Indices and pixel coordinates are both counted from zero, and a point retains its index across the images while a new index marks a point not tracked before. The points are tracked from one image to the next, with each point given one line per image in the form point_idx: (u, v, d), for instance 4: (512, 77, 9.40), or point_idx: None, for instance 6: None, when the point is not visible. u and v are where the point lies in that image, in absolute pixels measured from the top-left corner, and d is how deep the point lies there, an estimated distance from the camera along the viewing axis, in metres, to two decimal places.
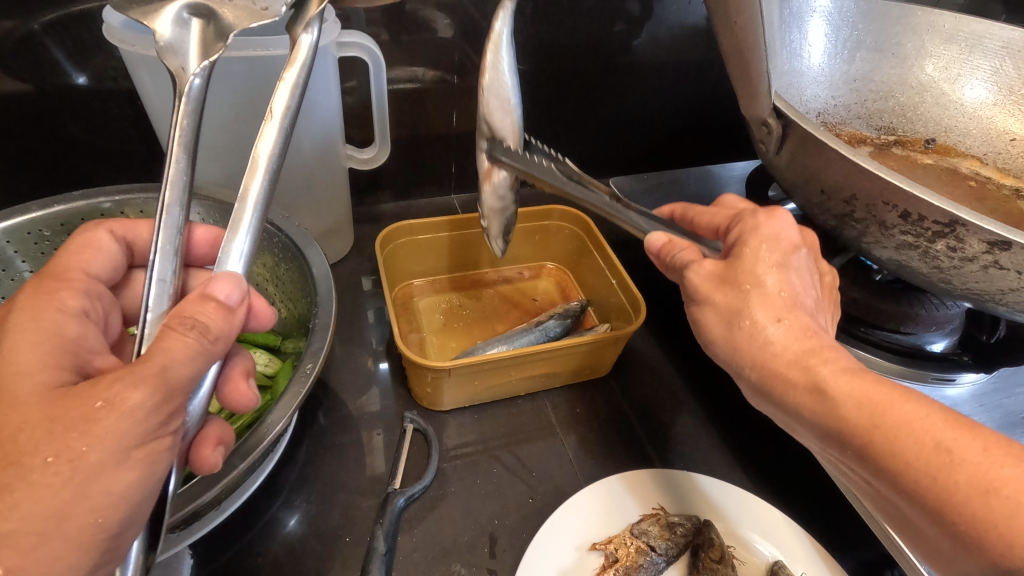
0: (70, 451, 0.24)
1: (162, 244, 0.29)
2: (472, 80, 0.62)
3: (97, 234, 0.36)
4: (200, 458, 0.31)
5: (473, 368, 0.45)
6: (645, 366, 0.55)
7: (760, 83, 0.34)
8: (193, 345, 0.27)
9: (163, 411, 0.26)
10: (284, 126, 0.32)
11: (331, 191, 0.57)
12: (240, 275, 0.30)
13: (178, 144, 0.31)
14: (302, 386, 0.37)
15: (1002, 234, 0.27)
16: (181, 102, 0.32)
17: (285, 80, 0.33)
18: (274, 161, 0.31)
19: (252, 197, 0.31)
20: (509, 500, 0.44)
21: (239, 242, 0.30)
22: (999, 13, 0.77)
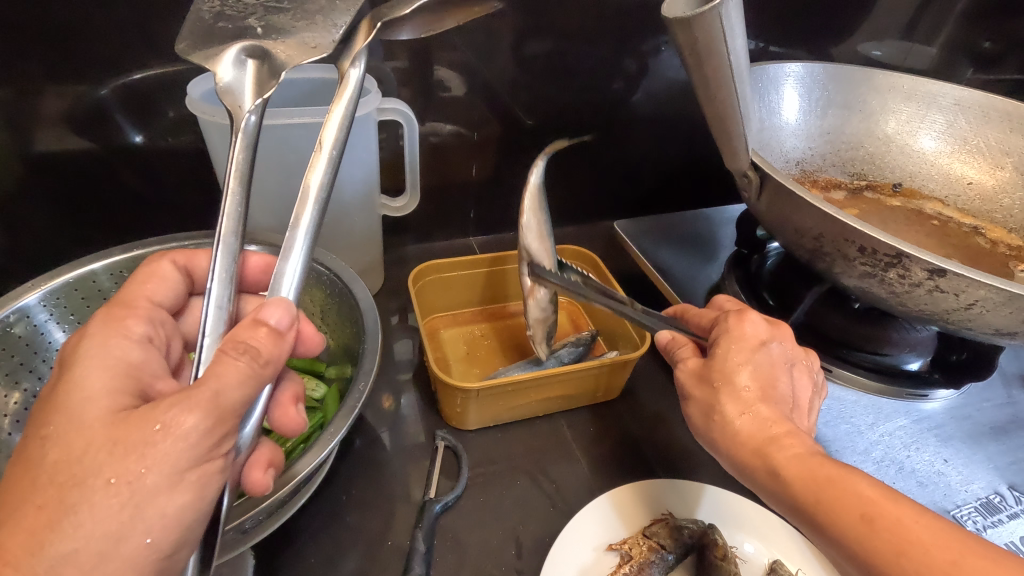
0: (131, 472, 0.27)
1: (219, 271, 0.34)
2: (486, 133, 0.70)
3: (161, 265, 0.42)
4: (252, 479, 0.36)
5: (494, 391, 0.51)
6: (651, 387, 0.61)
7: (738, 143, 0.40)
8: (244, 368, 0.30)
9: (217, 433, 0.29)
10: (333, 155, 0.39)
11: (367, 234, 0.63)
12: (291, 300, 0.34)
13: (234, 178, 0.36)
14: (350, 412, 0.42)
15: (935, 263, 0.33)
16: (239, 138, 0.38)
17: (333, 116, 0.41)
18: (323, 188, 0.38)
19: (305, 226, 0.37)
20: (532, 509, 0.49)
21: (292, 263, 0.36)
22: (966, 67, 0.86)
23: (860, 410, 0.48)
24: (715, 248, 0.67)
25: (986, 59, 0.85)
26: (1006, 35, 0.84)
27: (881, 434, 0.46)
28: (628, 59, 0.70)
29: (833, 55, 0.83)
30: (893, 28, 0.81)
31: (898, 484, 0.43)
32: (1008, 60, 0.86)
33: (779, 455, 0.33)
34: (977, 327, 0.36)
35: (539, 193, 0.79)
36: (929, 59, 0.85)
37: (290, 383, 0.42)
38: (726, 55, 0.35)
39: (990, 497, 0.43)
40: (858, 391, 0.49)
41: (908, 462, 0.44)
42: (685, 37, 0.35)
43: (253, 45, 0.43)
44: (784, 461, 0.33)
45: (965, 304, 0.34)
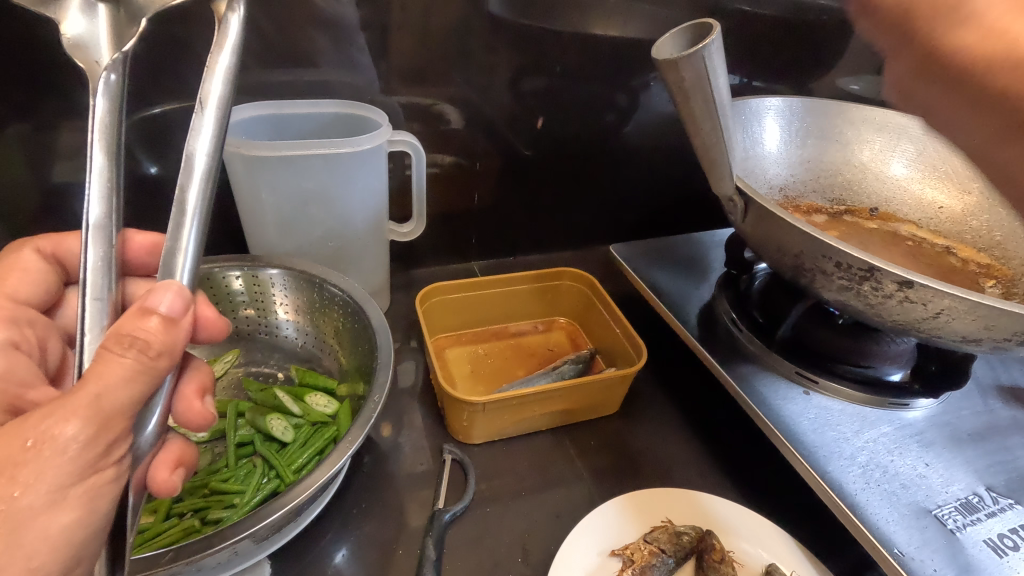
0: (4, 497, 0.27)
1: (92, 260, 0.33)
2: (486, 164, 0.75)
3: (23, 256, 0.44)
4: (159, 479, 0.36)
5: (501, 405, 0.54)
6: (649, 401, 0.63)
7: (724, 171, 0.43)
8: (129, 365, 0.30)
9: (99, 442, 0.29)
10: (217, 117, 0.33)
11: (377, 260, 0.66)
12: (183, 284, 0.32)
13: (98, 144, 0.34)
14: (354, 439, 0.43)
15: (901, 275, 0.37)
16: (97, 99, 0.34)
17: (214, 68, 0.33)
18: (211, 157, 0.33)
19: (190, 208, 0.33)
20: (537, 518, 0.51)
21: (184, 245, 0.33)
22: None
23: (846, 418, 0.50)
24: (704, 268, 0.71)
25: None
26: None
27: (866, 440, 0.49)
28: (620, 93, 0.75)
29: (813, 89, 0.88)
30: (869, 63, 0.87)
31: (882, 488, 0.45)
32: None
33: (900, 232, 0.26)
34: (945, 335, 0.39)
35: (536, 220, 0.83)
36: None
37: (196, 373, 0.42)
38: (709, 92, 0.39)
39: (968, 497, 0.45)
40: (843, 401, 0.52)
41: (892, 466, 0.47)
42: (671, 74, 0.39)
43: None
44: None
45: (932, 313, 0.37)
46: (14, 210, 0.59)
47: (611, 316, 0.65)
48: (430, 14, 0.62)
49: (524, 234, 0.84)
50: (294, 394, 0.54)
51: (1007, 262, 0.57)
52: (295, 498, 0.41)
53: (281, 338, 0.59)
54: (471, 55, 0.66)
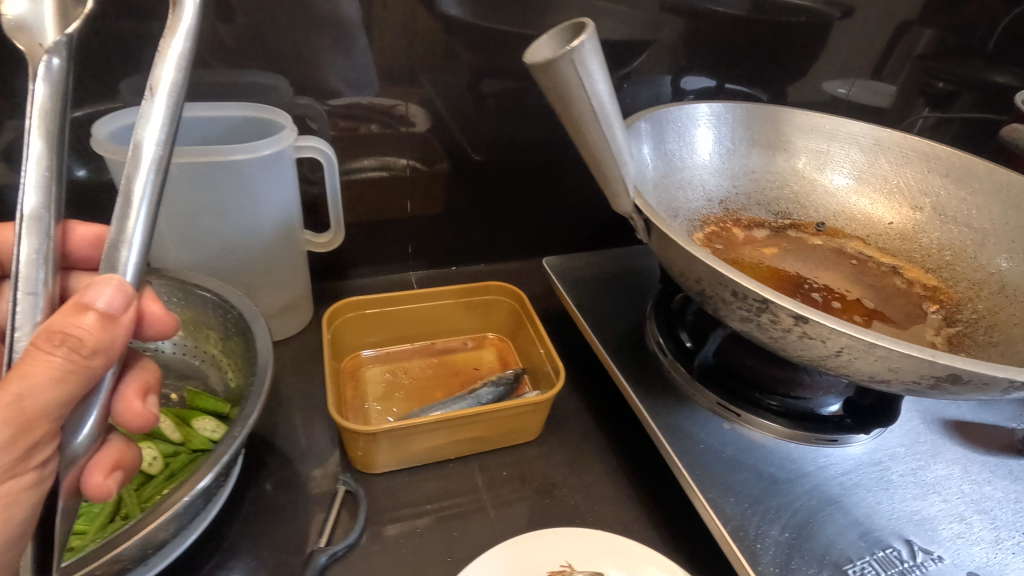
0: None
1: (26, 251, 0.31)
2: (422, 171, 0.71)
3: None
4: (92, 482, 0.34)
5: (397, 434, 0.50)
6: (574, 428, 0.59)
7: (619, 187, 0.39)
8: (58, 364, 0.29)
9: (13, 447, 0.28)
10: (169, 105, 0.31)
11: (291, 271, 0.62)
12: (124, 279, 0.31)
13: (37, 128, 0.31)
14: (205, 475, 0.40)
15: (795, 309, 0.33)
16: (35, 84, 0.31)
17: (168, 51, 0.31)
18: (162, 146, 0.32)
19: (137, 197, 0.31)
20: (429, 557, 0.48)
21: (130, 237, 0.32)
22: (924, 105, 0.87)
23: (764, 456, 0.46)
24: (645, 278, 0.66)
25: (942, 97, 0.86)
26: (957, 79, 0.85)
27: (782, 483, 0.44)
28: None
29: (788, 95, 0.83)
30: (858, 67, 0.82)
31: (790, 537, 0.41)
32: (964, 97, 0.87)
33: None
34: (853, 374, 0.35)
35: (480, 229, 0.79)
36: (892, 95, 0.85)
37: (139, 372, 0.40)
38: (586, 101, 0.34)
39: (886, 551, 0.41)
40: (763, 436, 0.48)
41: (806, 514, 0.42)
42: (545, 81, 0.34)
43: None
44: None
45: (833, 351, 0.33)
46: None
47: (538, 334, 0.61)
48: (375, 10, 0.58)
49: (466, 244, 0.80)
50: (180, 418, 0.51)
51: (953, 284, 0.53)
52: (134, 538, 0.37)
53: (161, 354, 0.55)
54: (420, 55, 0.62)
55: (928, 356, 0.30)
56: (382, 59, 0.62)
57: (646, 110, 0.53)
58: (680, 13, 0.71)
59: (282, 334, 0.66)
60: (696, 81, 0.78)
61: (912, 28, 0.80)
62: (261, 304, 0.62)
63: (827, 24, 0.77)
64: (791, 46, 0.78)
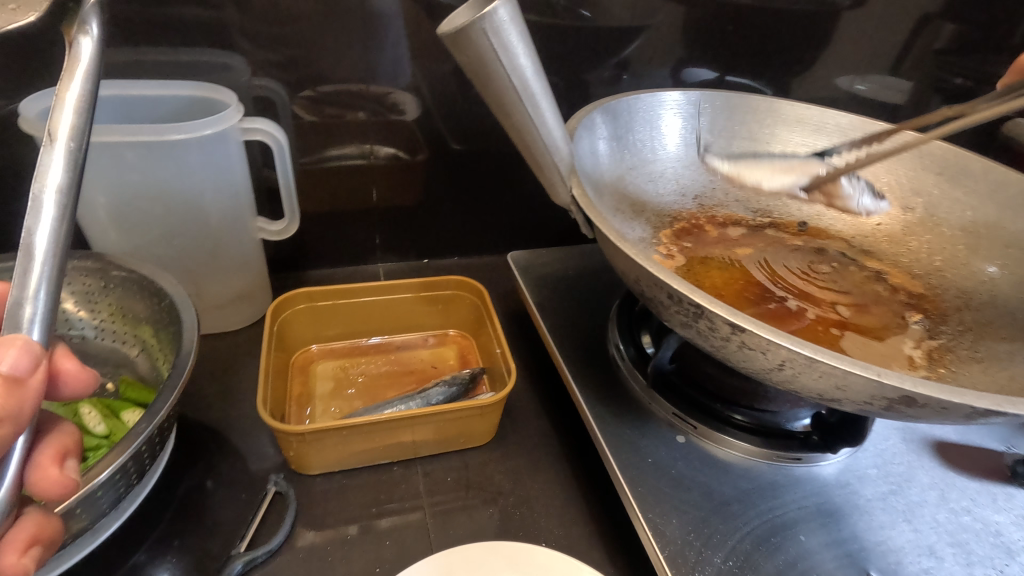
0: None
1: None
2: (389, 159, 0.68)
3: None
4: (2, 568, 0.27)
5: (330, 434, 0.47)
6: (528, 433, 0.56)
7: (553, 175, 0.35)
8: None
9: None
10: (69, 150, 0.31)
11: (243, 258, 0.60)
12: (31, 338, 0.27)
13: None
14: (101, 471, 0.37)
15: (730, 317, 0.29)
16: None
17: (65, 95, 0.32)
18: (63, 194, 0.31)
19: (40, 250, 0.30)
20: (355, 567, 0.45)
21: (34, 291, 0.29)
22: (939, 103, 0.81)
23: (719, 473, 0.43)
24: (613, 276, 0.62)
25: (960, 94, 0.80)
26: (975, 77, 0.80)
27: (733, 505, 0.41)
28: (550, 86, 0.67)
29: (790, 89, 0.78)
30: (873, 61, 0.77)
31: (734, 566, 0.37)
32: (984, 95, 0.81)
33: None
34: (800, 391, 0.31)
35: (453, 222, 0.76)
36: (904, 91, 0.80)
37: (58, 435, 0.31)
38: (506, 77, 0.31)
39: None
40: (720, 452, 0.44)
41: (755, 540, 0.39)
42: (460, 56, 0.31)
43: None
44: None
45: (775, 364, 0.29)
46: None
47: (496, 333, 0.58)
48: None
49: (439, 236, 0.77)
50: (109, 409, 0.48)
51: (941, 291, 0.49)
52: None
53: (99, 343, 0.53)
54: (396, 39, 0.60)
55: (873, 375, 0.27)
56: (356, 42, 0.59)
57: (607, 98, 0.49)
58: None
59: (234, 326, 0.63)
60: (695, 72, 0.73)
61: (931, 21, 0.75)
62: (209, 293, 0.60)
63: (834, 12, 0.72)
64: (799, 36, 0.73)
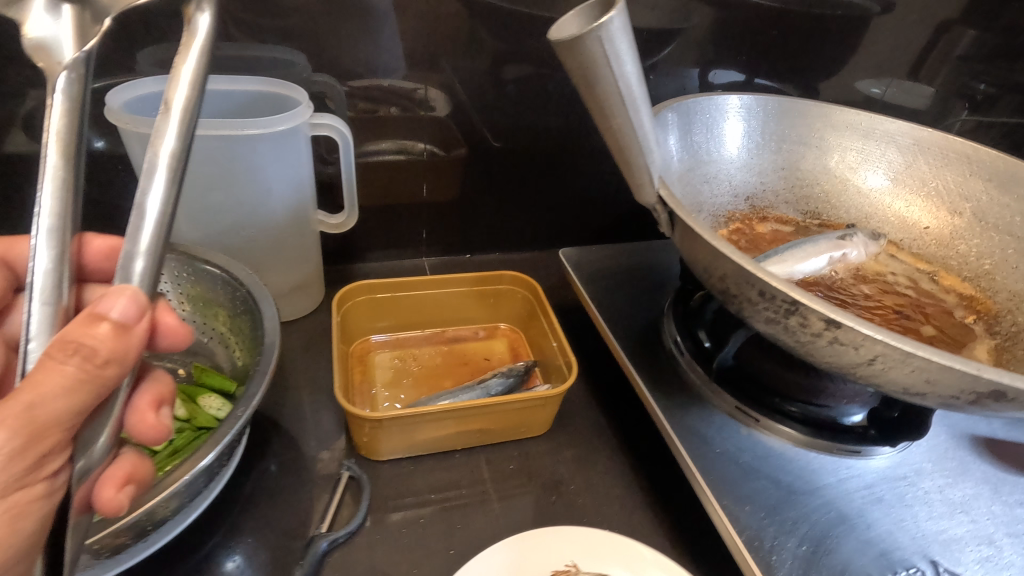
0: None
1: (44, 266, 0.31)
2: (439, 156, 0.69)
3: None
4: (108, 496, 0.33)
5: (402, 422, 0.49)
6: (583, 423, 0.58)
7: (643, 176, 0.37)
8: (73, 373, 0.29)
9: (27, 454, 0.28)
10: (183, 120, 0.32)
11: (301, 251, 0.61)
12: (139, 289, 0.31)
13: (54, 141, 0.31)
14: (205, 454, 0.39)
15: (827, 313, 0.31)
16: (54, 100, 0.31)
17: (181, 70, 0.31)
18: (175, 160, 0.31)
19: (149, 213, 0.31)
20: (431, 550, 0.47)
21: (141, 252, 0.31)
22: (961, 109, 0.83)
23: (783, 464, 0.44)
24: (660, 273, 0.64)
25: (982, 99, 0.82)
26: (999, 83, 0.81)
27: (801, 494, 0.43)
28: None
29: (818, 92, 0.79)
30: (901, 66, 0.78)
31: (807, 551, 0.39)
32: (1005, 101, 0.82)
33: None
34: (886, 385, 0.33)
35: (495, 218, 0.78)
36: (928, 97, 0.81)
37: (155, 385, 0.41)
38: (611, 81, 0.33)
39: (908, 570, 0.39)
40: (784, 444, 0.46)
41: (825, 529, 0.41)
42: (571, 61, 0.33)
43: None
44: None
45: (866, 359, 0.31)
46: None
47: (551, 328, 0.60)
48: None
49: (482, 232, 0.79)
50: (187, 395, 0.50)
51: (992, 294, 0.51)
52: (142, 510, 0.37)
53: None
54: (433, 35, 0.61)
55: (971, 371, 0.28)
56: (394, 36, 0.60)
57: (671, 101, 0.51)
58: (714, 3, 0.68)
59: (291, 317, 0.65)
60: (725, 74, 0.75)
61: (953, 27, 0.76)
62: (270, 285, 0.62)
63: (865, 19, 0.73)
64: (829, 42, 0.75)
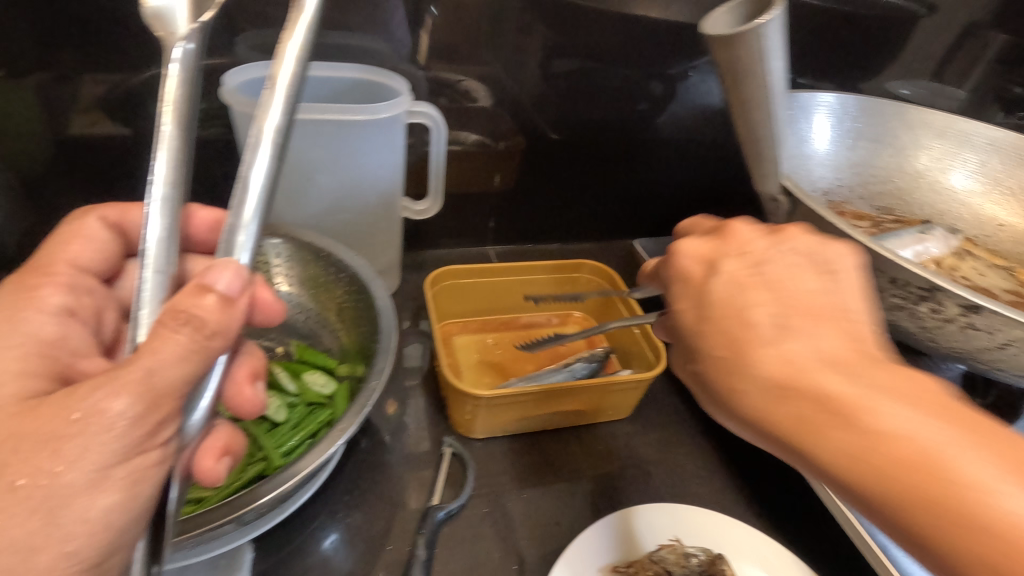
0: (46, 471, 0.26)
1: (157, 232, 0.31)
2: (512, 147, 0.71)
3: (86, 221, 0.40)
4: (204, 467, 0.34)
5: (504, 402, 0.51)
6: (662, 408, 0.60)
7: (770, 167, 0.39)
8: (183, 342, 0.28)
9: (146, 421, 0.28)
10: (289, 94, 0.33)
11: (387, 236, 0.63)
12: (241, 263, 0.31)
13: (170, 113, 0.32)
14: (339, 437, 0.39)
15: (969, 299, 0.33)
16: (170, 71, 0.33)
17: (288, 45, 0.33)
18: (279, 133, 0.32)
19: (255, 184, 0.31)
20: (536, 523, 0.49)
21: (245, 222, 0.31)
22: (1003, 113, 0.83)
23: None
24: None
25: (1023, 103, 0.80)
26: None
27: None
28: (656, 81, 0.70)
29: (860, 90, 0.80)
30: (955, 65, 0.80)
31: None
32: None
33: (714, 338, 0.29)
34: (1008, 367, 0.36)
35: (559, 208, 0.79)
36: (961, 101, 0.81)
37: (249, 357, 0.39)
38: (761, 76, 0.34)
39: None
40: None
41: None
42: (722, 54, 0.35)
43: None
44: (783, 379, 0.26)
45: (998, 343, 0.34)
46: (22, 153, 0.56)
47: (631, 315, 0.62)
48: None
49: (545, 222, 0.80)
50: (292, 371, 0.52)
51: None
52: (285, 482, 0.38)
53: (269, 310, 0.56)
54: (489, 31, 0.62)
55: None
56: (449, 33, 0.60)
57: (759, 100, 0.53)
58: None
59: None
60: None
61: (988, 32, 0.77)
62: None
63: (912, 20, 0.74)
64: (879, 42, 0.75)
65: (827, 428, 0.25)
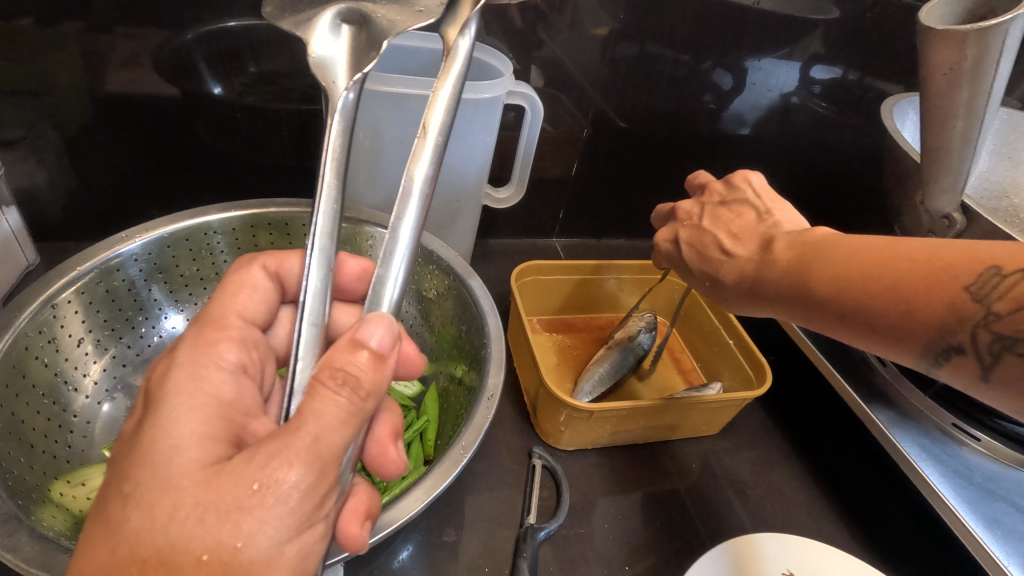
0: (226, 548, 0.22)
1: (313, 286, 0.31)
2: (592, 136, 0.65)
3: (252, 272, 0.35)
4: (348, 535, 0.28)
5: (601, 416, 0.47)
6: (751, 424, 0.56)
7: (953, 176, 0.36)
8: (343, 406, 0.25)
9: (318, 491, 0.24)
10: (438, 142, 0.34)
11: (466, 223, 0.59)
12: (391, 318, 0.28)
13: (331, 159, 0.33)
14: (457, 461, 0.34)
15: None
16: (334, 116, 0.34)
17: (439, 95, 0.35)
18: (428, 181, 0.33)
19: (405, 232, 0.32)
20: (638, 546, 0.46)
21: (393, 274, 0.31)
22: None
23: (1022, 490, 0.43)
24: None
25: None
26: None
27: None
28: (721, 72, 0.63)
29: None
30: None
31: None
32: None
33: (725, 268, 0.38)
34: None
35: (631, 203, 0.74)
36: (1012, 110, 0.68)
37: (389, 412, 0.34)
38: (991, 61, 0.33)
39: None
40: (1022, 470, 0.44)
41: None
42: None
43: (351, 8, 0.38)
44: (778, 275, 0.35)
45: None
46: (70, 114, 0.50)
47: (721, 321, 0.58)
48: None
49: (615, 217, 0.76)
50: None
51: None
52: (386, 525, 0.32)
53: None
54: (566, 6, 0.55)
55: None
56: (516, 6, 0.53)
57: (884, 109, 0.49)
58: None
59: None
60: (825, 71, 0.66)
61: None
62: None
63: None
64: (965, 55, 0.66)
65: (815, 264, 0.33)
